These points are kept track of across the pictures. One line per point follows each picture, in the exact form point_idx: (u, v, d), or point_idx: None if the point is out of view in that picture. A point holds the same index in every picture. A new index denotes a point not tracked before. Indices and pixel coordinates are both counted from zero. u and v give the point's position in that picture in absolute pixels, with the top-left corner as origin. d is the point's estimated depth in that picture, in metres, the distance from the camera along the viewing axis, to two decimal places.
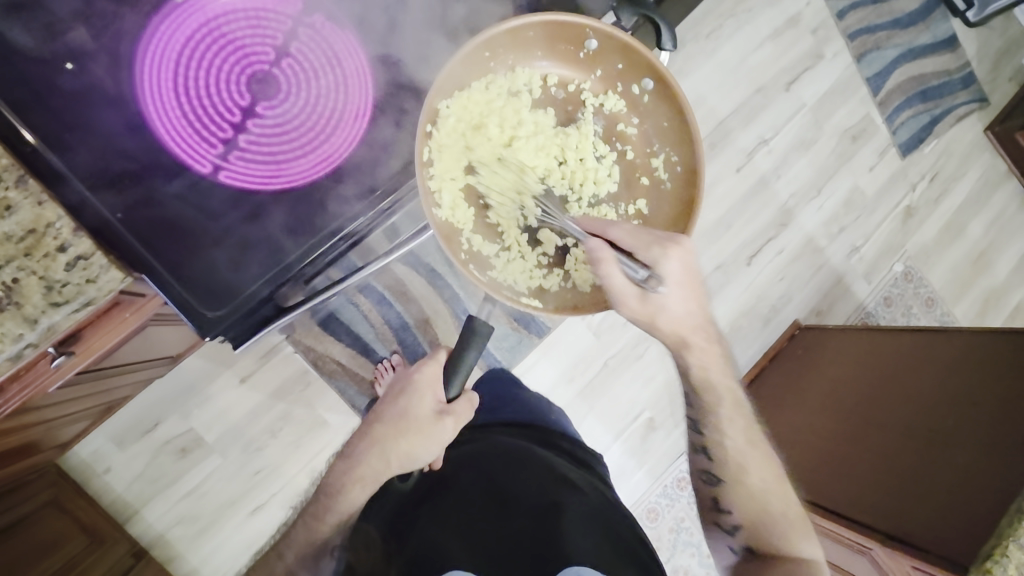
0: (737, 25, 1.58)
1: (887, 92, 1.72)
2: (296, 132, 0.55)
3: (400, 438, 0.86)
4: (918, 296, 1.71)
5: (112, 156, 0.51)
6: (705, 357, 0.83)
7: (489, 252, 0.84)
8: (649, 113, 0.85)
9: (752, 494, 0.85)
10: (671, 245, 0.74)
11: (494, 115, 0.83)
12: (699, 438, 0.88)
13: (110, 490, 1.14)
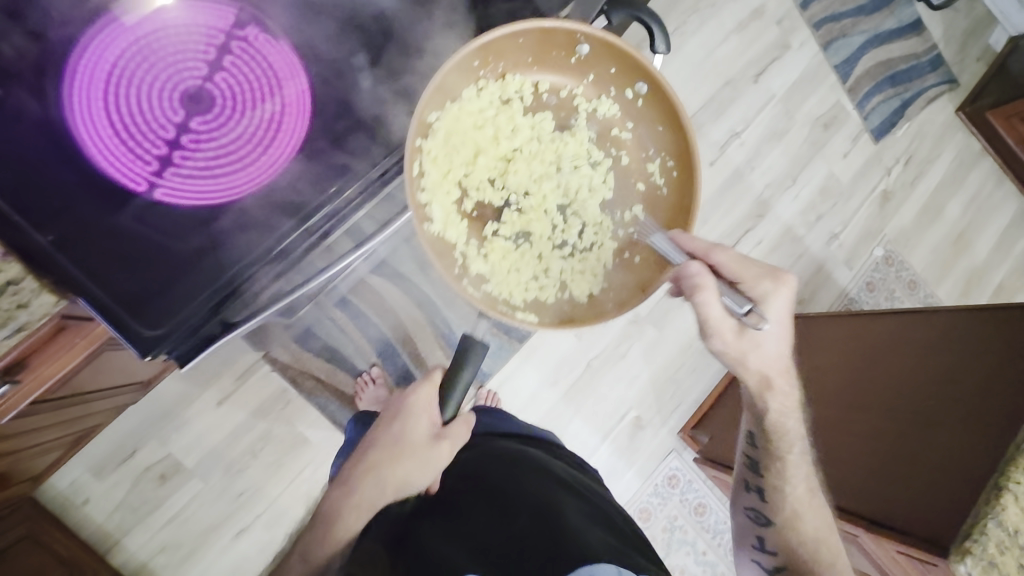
0: (701, 20, 1.59)
1: (856, 79, 1.72)
2: (233, 145, 0.55)
3: (393, 469, 0.79)
4: (899, 279, 1.72)
5: (38, 177, 0.50)
6: (786, 402, 0.82)
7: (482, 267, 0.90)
8: (644, 116, 0.88)
9: (802, 540, 0.85)
10: (776, 280, 0.75)
11: (491, 123, 0.87)
12: (756, 479, 0.90)
13: (90, 521, 1.12)
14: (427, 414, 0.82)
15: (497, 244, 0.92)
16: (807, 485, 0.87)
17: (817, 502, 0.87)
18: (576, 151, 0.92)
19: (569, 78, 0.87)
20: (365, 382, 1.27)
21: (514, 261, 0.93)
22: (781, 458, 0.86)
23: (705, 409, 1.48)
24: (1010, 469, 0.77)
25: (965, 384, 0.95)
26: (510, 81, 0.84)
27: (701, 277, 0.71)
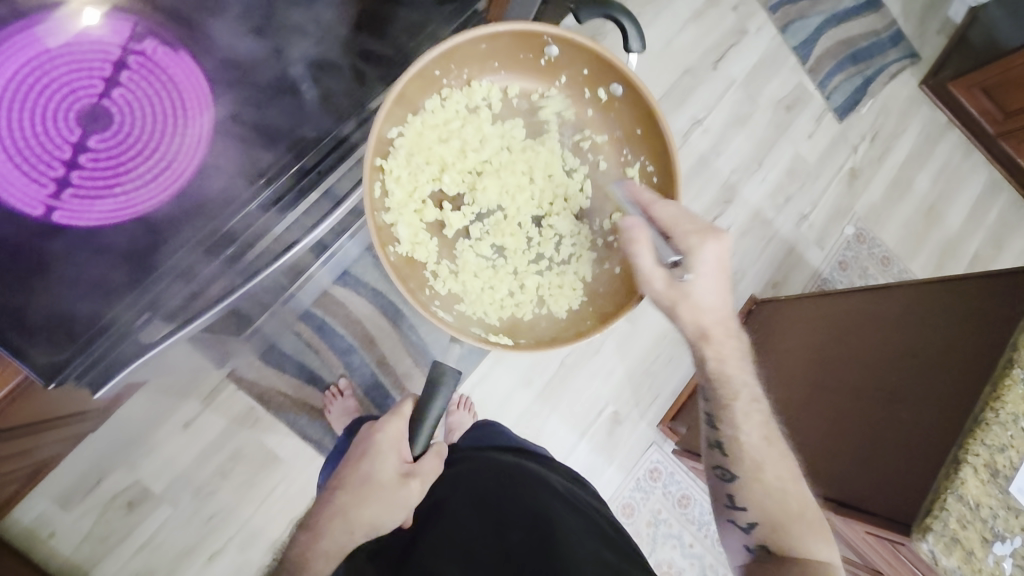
0: (655, 10, 1.58)
1: (816, 59, 1.72)
2: (133, 162, 0.54)
3: (362, 511, 0.74)
4: (872, 256, 1.71)
5: None
6: (721, 348, 0.80)
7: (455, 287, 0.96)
8: (619, 117, 0.96)
9: (769, 491, 0.78)
10: (707, 237, 0.76)
11: (462, 138, 0.95)
12: (713, 432, 0.82)
13: (58, 554, 1.10)
14: (396, 450, 0.80)
15: (473, 263, 0.97)
16: (763, 433, 0.81)
17: (779, 450, 0.80)
18: (549, 161, 0.99)
19: (541, 85, 0.96)
20: (332, 395, 1.25)
21: (489, 278, 0.98)
22: (726, 404, 0.81)
23: (683, 399, 1.47)
24: (967, 442, 0.76)
25: (925, 358, 0.94)
26: (479, 91, 0.93)
27: (636, 231, 0.77)
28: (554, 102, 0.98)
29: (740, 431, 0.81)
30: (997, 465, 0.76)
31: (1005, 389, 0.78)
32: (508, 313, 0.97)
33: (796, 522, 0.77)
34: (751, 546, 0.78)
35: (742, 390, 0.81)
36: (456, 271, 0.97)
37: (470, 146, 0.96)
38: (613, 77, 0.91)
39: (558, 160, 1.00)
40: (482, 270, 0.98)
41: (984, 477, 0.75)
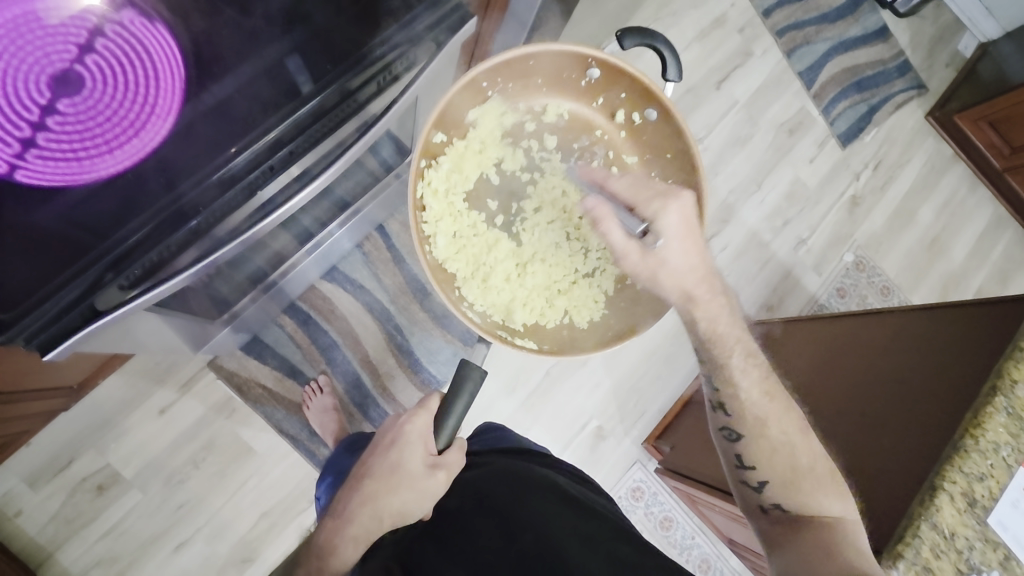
0: (660, 28, 1.59)
1: (821, 85, 1.72)
2: (100, 129, 0.54)
3: (391, 499, 0.78)
4: (872, 285, 1.69)
5: None
6: (712, 311, 0.81)
7: (483, 291, 1.01)
8: (650, 142, 1.01)
9: (776, 448, 0.80)
10: (668, 198, 0.79)
11: (501, 154, 1.01)
12: (713, 394, 0.84)
13: (22, 534, 1.09)
14: (422, 445, 0.83)
15: (503, 271, 1.02)
16: (765, 389, 0.82)
17: (785, 406, 0.82)
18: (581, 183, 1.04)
19: (578, 107, 1.02)
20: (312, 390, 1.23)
21: (517, 286, 1.02)
22: (724, 363, 0.82)
23: (670, 418, 1.45)
24: (945, 468, 0.74)
25: (910, 385, 0.92)
26: (521, 109, 1.00)
27: (599, 211, 0.79)
28: (591, 122, 1.03)
29: (740, 389, 0.82)
30: (975, 494, 0.73)
31: (986, 416, 0.75)
32: (531, 319, 1.02)
33: (807, 477, 0.78)
34: (766, 505, 0.81)
35: (739, 345, 0.82)
36: (484, 276, 1.01)
37: (509, 161, 1.02)
38: (648, 103, 0.95)
39: (590, 179, 1.04)
40: (509, 277, 1.02)
41: (961, 506, 0.72)
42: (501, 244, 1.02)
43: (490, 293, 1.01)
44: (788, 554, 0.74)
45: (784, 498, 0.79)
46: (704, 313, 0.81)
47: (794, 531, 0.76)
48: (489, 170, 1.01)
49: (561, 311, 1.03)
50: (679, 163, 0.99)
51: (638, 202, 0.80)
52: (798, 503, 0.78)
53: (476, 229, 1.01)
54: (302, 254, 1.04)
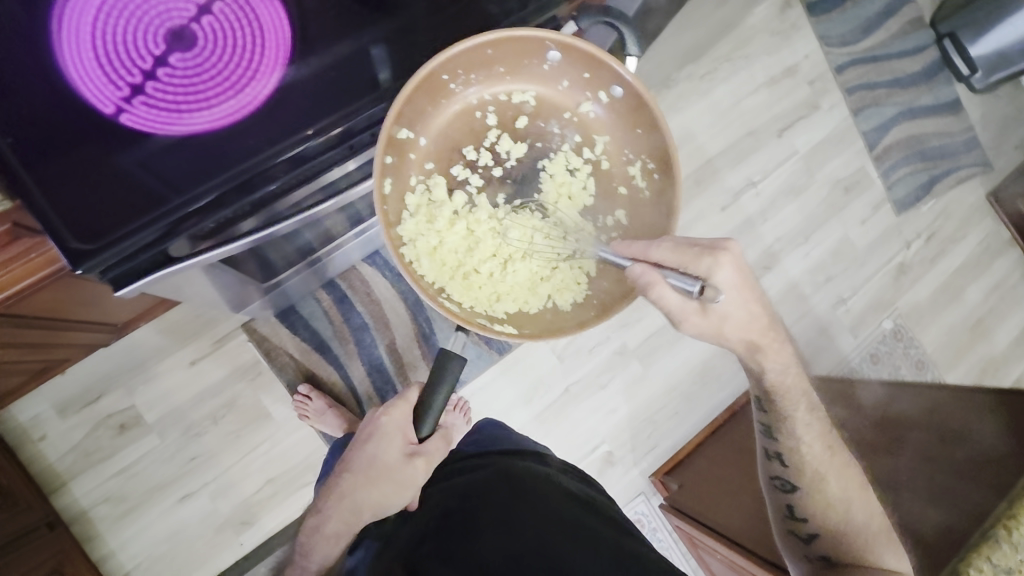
0: (731, 69, 1.60)
1: (884, 147, 1.70)
2: (202, 84, 0.56)
3: (371, 492, 0.88)
4: (907, 356, 1.65)
5: (17, 93, 0.52)
6: (779, 361, 0.81)
7: (462, 285, 0.89)
8: (620, 119, 0.86)
9: (831, 502, 0.85)
10: (716, 253, 0.71)
11: (470, 145, 0.89)
12: (773, 444, 0.89)
13: (42, 459, 1.12)
14: (395, 438, 0.92)
15: (483, 264, 0.90)
16: (826, 442, 0.87)
17: (841, 459, 0.87)
18: (552, 172, 0.92)
19: (544, 91, 0.87)
20: (301, 402, 1.22)
21: (495, 275, 0.90)
22: (792, 415, 0.85)
23: (682, 455, 1.43)
24: (970, 556, 0.71)
25: (940, 462, 0.96)
26: (485, 100, 0.86)
27: (648, 275, 0.70)
28: (561, 104, 0.88)
29: (801, 443, 0.87)
30: None
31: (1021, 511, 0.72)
32: (513, 308, 0.88)
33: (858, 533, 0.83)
34: (810, 555, 0.86)
35: (803, 399, 0.85)
36: (462, 270, 0.90)
37: (479, 153, 0.90)
38: (609, 80, 0.80)
39: (561, 167, 0.92)
40: (488, 267, 0.90)
41: None
42: (478, 235, 0.91)
43: (471, 288, 0.89)
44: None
45: (830, 551, 0.85)
46: (772, 360, 0.81)
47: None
48: (458, 163, 0.89)
49: (542, 296, 0.89)
50: (652, 138, 0.83)
51: (688, 262, 0.72)
52: (846, 555, 0.83)
53: (452, 224, 0.90)
54: (349, 235, 1.06)
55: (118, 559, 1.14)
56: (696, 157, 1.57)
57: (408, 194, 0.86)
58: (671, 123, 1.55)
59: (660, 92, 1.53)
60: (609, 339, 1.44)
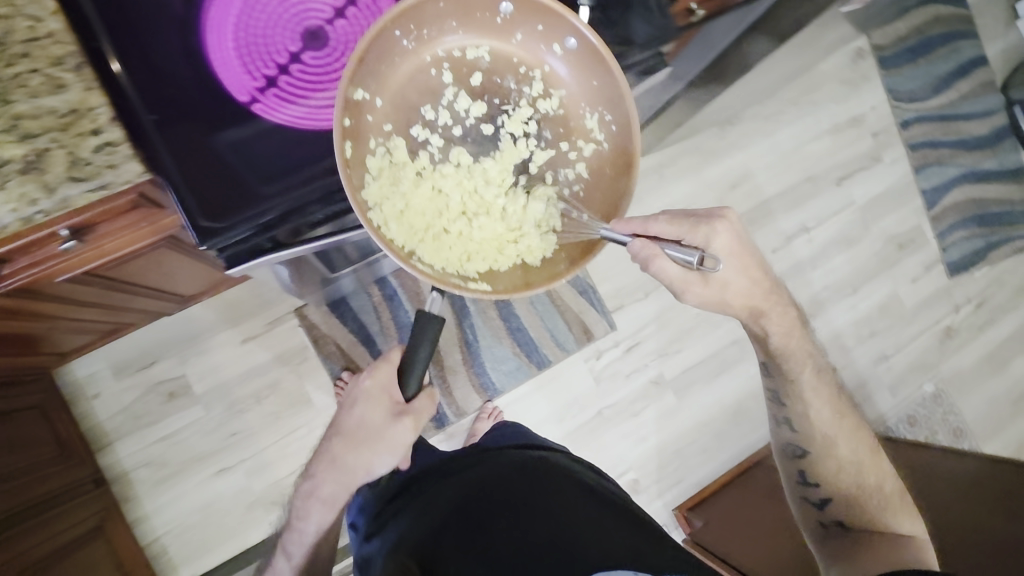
0: (797, 113, 1.60)
1: (943, 208, 1.68)
2: (328, 81, 0.58)
3: (352, 463, 0.80)
4: (945, 422, 1.62)
5: (164, 75, 0.54)
6: (782, 322, 0.84)
7: (432, 250, 0.66)
8: (581, 75, 0.66)
9: (841, 464, 0.90)
10: (711, 221, 0.73)
11: (426, 103, 0.66)
12: (781, 409, 0.92)
13: (93, 416, 1.16)
14: (373, 412, 0.79)
15: (452, 231, 0.68)
16: (834, 408, 0.90)
17: (850, 423, 0.91)
18: (512, 132, 0.68)
19: (498, 43, 0.66)
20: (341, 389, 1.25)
21: (465, 239, 0.68)
22: (794, 380, 0.89)
23: (708, 493, 1.42)
24: None
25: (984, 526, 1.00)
26: (435, 54, 0.65)
27: (647, 252, 0.68)
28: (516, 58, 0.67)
29: (810, 407, 0.90)
30: None
31: None
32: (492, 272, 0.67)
33: (872, 496, 0.89)
34: (825, 520, 0.91)
35: (809, 365, 0.88)
36: (427, 232, 0.66)
37: (438, 111, 0.66)
38: (564, 24, 0.62)
39: (522, 125, 0.68)
40: (456, 230, 0.68)
41: None
42: (445, 196, 0.68)
43: (445, 254, 0.66)
44: (843, 562, 0.85)
45: (844, 514, 0.90)
46: (775, 322, 0.83)
47: (855, 544, 0.86)
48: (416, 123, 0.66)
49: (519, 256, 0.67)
50: (610, 85, 0.63)
51: (686, 233, 0.73)
52: (859, 518, 0.89)
53: (414, 187, 0.66)
54: None
55: (150, 523, 1.17)
56: (752, 196, 1.57)
57: (365, 158, 0.62)
58: (732, 160, 1.56)
59: (725, 129, 1.54)
60: (646, 367, 1.44)
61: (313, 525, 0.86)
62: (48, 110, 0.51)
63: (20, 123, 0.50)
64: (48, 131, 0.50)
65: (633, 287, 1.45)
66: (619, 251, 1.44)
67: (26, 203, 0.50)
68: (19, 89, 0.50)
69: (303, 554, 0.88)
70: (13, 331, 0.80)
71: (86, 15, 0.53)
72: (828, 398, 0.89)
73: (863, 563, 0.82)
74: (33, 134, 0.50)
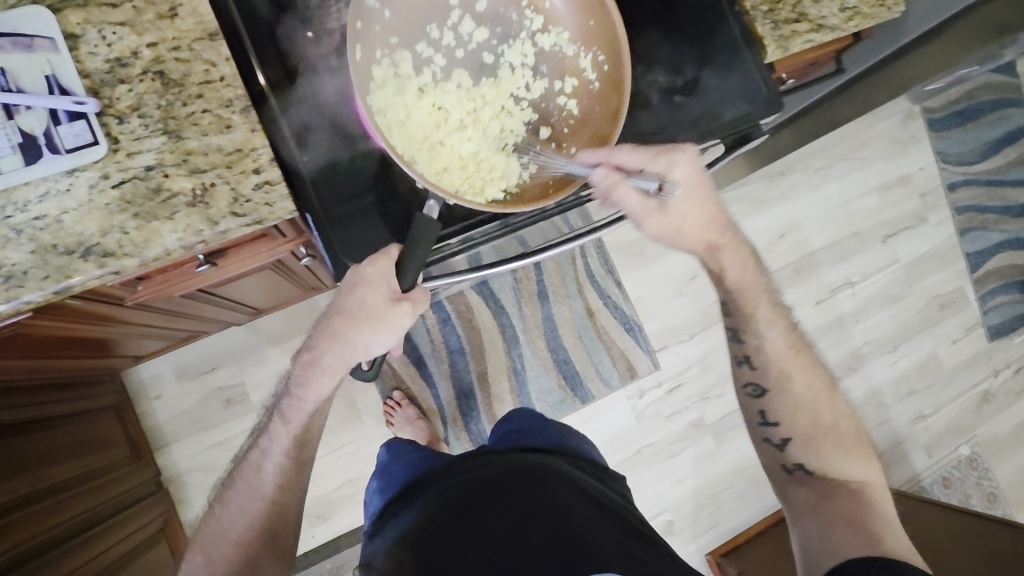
0: (847, 167, 1.62)
1: (985, 272, 1.70)
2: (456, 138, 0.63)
3: (355, 337, 0.65)
4: (979, 486, 1.61)
5: (315, 121, 0.61)
6: (735, 257, 0.79)
7: (424, 157, 0.65)
8: (580, 14, 0.67)
9: (798, 401, 0.80)
10: (676, 151, 0.67)
11: (432, 22, 0.66)
12: (740, 349, 0.83)
13: (153, 417, 1.18)
14: (382, 285, 0.62)
15: (448, 146, 0.67)
16: (790, 342, 0.81)
17: (807, 358, 0.81)
18: (512, 64, 0.69)
19: None
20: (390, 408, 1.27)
21: (455, 151, 0.67)
22: (750, 313, 0.81)
23: (741, 540, 1.43)
24: None
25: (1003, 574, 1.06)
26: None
27: (610, 181, 0.65)
28: None
29: (765, 341, 0.81)
30: None
31: None
32: (478, 186, 0.66)
33: (827, 436, 0.79)
34: (789, 467, 0.80)
35: (764, 298, 0.81)
36: (421, 140, 0.65)
37: (443, 31, 0.67)
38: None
39: (521, 58, 0.69)
40: (449, 145, 0.67)
41: None
42: (445, 110, 0.67)
43: (438, 167, 0.65)
44: (812, 519, 0.75)
45: (805, 458, 0.79)
46: (729, 257, 0.78)
47: (822, 498, 0.76)
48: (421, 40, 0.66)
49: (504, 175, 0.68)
50: (607, 24, 0.66)
51: (648, 162, 0.67)
52: (818, 460, 0.79)
53: (415, 102, 0.66)
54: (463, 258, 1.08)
55: None
56: (799, 247, 1.59)
57: (371, 65, 0.63)
58: (781, 211, 1.58)
59: (776, 180, 1.57)
60: (687, 409, 1.45)
61: (311, 397, 0.71)
62: (216, 148, 0.54)
63: (190, 159, 0.54)
64: (215, 167, 0.54)
65: (679, 328, 1.46)
66: (668, 292, 1.45)
67: (190, 233, 0.53)
68: (192, 128, 0.54)
69: (298, 425, 0.73)
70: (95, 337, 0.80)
71: (253, 67, 0.60)
72: (795, 343, 0.81)
73: (830, 524, 0.73)
74: (201, 170, 0.54)
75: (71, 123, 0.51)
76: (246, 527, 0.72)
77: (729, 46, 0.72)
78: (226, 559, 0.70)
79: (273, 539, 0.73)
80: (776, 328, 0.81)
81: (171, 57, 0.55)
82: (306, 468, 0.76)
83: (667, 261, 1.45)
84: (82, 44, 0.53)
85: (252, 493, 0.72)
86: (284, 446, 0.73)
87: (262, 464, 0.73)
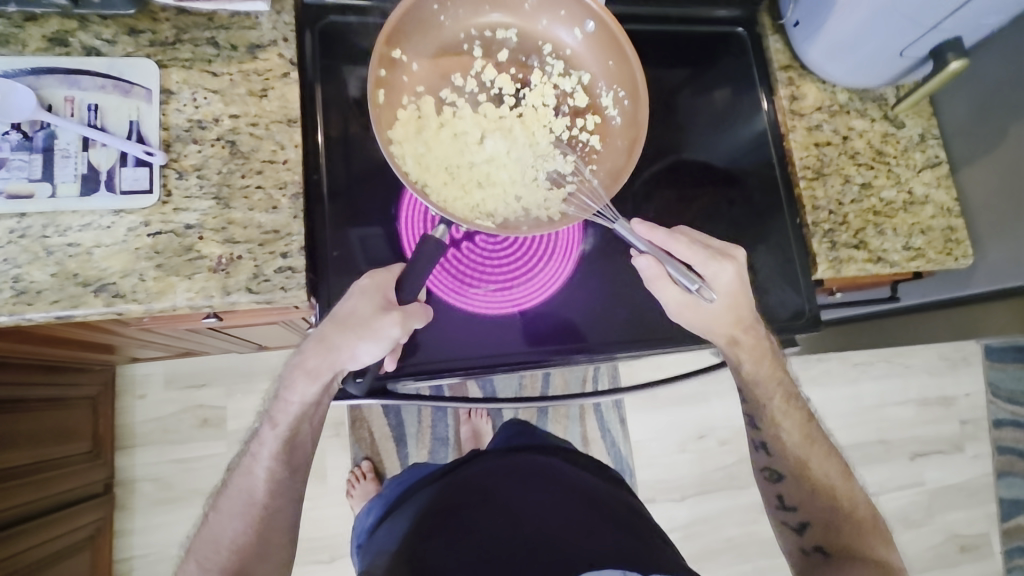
0: (890, 369, 1.54)
1: (1018, 525, 1.55)
2: (509, 276, 0.69)
3: (339, 344, 0.57)
4: None
5: (358, 216, 0.64)
6: (750, 354, 0.66)
7: (441, 182, 0.61)
8: (599, 55, 0.66)
9: (819, 489, 0.70)
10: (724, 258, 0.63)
11: (455, 72, 0.65)
12: (753, 431, 0.72)
13: (128, 415, 1.17)
14: (375, 295, 0.58)
15: (472, 173, 0.62)
16: (807, 432, 0.70)
17: (823, 449, 0.70)
18: (533, 103, 0.66)
19: (525, 25, 0.67)
20: (355, 476, 1.23)
21: (473, 177, 0.62)
22: (765, 406, 0.69)
23: None
24: None
25: None
26: (467, 31, 0.65)
27: (652, 271, 0.62)
28: (535, 43, 0.67)
29: (784, 430, 0.70)
30: None
31: None
32: (496, 210, 0.62)
33: (848, 523, 0.69)
34: (805, 548, 0.70)
35: (781, 391, 0.69)
36: (439, 162, 0.62)
37: (467, 80, 0.66)
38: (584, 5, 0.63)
39: (542, 98, 0.67)
40: (470, 174, 0.62)
41: None
42: (467, 138, 0.63)
43: (454, 195, 0.61)
44: None
45: (829, 543, 0.69)
46: (749, 354, 0.66)
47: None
48: (447, 86, 0.65)
49: (526, 201, 0.63)
50: (626, 63, 0.64)
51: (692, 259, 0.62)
52: (843, 548, 0.67)
53: (436, 137, 0.63)
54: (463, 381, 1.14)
55: (130, 540, 1.13)
56: None
57: (396, 110, 0.62)
58: (811, 395, 1.49)
59: (813, 362, 1.49)
60: None
61: (297, 400, 0.62)
62: (257, 224, 0.56)
63: (229, 228, 0.56)
64: (248, 242, 0.55)
65: (671, 485, 1.38)
66: (669, 443, 1.38)
67: (201, 296, 0.54)
68: (241, 200, 0.56)
69: (287, 428, 0.62)
70: (96, 340, 0.81)
71: (318, 154, 0.63)
72: (810, 434, 0.70)
73: None
74: (235, 240, 0.55)
75: (135, 169, 0.54)
76: (240, 534, 0.62)
77: (782, 239, 0.72)
78: (219, 567, 0.61)
79: (267, 552, 0.62)
80: (795, 416, 0.70)
81: (247, 131, 0.58)
82: (303, 477, 0.64)
83: (678, 411, 1.39)
84: (173, 100, 0.56)
85: (240, 496, 0.62)
86: (272, 451, 0.62)
87: (250, 469, 0.62)
